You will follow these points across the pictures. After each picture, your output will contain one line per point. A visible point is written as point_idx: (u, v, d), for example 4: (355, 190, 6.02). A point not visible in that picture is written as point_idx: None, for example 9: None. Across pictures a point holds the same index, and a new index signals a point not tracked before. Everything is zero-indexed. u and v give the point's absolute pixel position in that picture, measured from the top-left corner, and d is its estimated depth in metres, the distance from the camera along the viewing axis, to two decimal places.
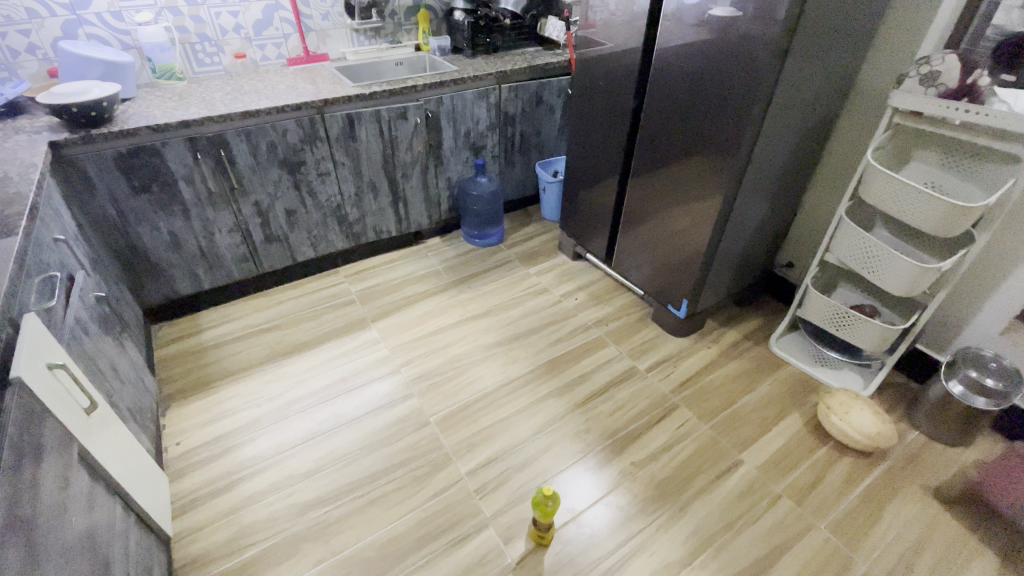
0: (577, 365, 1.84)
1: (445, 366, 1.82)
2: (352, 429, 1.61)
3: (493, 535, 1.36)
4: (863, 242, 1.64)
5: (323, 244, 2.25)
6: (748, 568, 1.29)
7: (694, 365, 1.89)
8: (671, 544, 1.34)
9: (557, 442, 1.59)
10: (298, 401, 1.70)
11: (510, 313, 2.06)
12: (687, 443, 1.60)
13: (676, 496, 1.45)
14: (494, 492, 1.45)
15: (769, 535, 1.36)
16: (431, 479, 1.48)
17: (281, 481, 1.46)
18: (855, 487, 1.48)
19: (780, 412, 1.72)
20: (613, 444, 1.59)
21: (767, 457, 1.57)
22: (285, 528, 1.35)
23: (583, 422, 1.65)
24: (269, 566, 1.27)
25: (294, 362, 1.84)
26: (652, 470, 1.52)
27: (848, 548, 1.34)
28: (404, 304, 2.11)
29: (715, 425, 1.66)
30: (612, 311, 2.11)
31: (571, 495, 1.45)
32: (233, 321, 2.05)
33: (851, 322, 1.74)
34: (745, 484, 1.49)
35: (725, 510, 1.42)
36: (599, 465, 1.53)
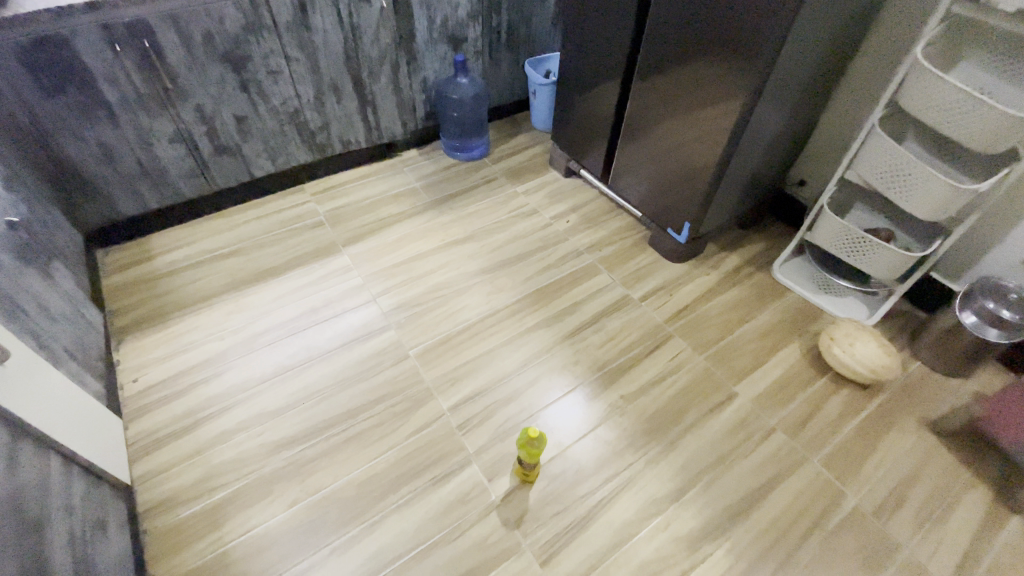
0: (568, 294, 1.70)
1: (425, 295, 1.66)
2: (323, 363, 1.48)
3: (478, 471, 1.29)
4: (897, 157, 1.45)
5: (283, 157, 1.99)
6: (739, 503, 1.26)
7: (693, 292, 1.76)
8: (661, 478, 1.30)
9: (545, 375, 1.48)
10: (264, 333, 1.55)
11: (496, 237, 1.87)
12: (682, 376, 1.51)
13: (666, 430, 1.39)
14: (478, 428, 1.37)
15: (762, 469, 1.32)
16: (412, 416, 1.38)
17: (249, 420, 1.35)
18: (850, 421, 1.44)
19: (778, 343, 1.63)
20: (605, 377, 1.49)
21: (763, 389, 1.50)
22: (257, 468, 1.26)
23: (572, 355, 1.53)
24: (242, 507, 1.19)
25: (258, 290, 1.68)
26: (644, 404, 1.44)
27: (840, 481, 1.31)
28: (378, 226, 1.90)
29: (712, 356, 1.57)
30: (607, 234, 1.93)
31: (559, 430, 1.37)
32: (189, 246, 1.85)
33: (868, 247, 1.60)
34: (740, 418, 1.42)
35: (718, 444, 1.37)
36: (589, 399, 1.44)
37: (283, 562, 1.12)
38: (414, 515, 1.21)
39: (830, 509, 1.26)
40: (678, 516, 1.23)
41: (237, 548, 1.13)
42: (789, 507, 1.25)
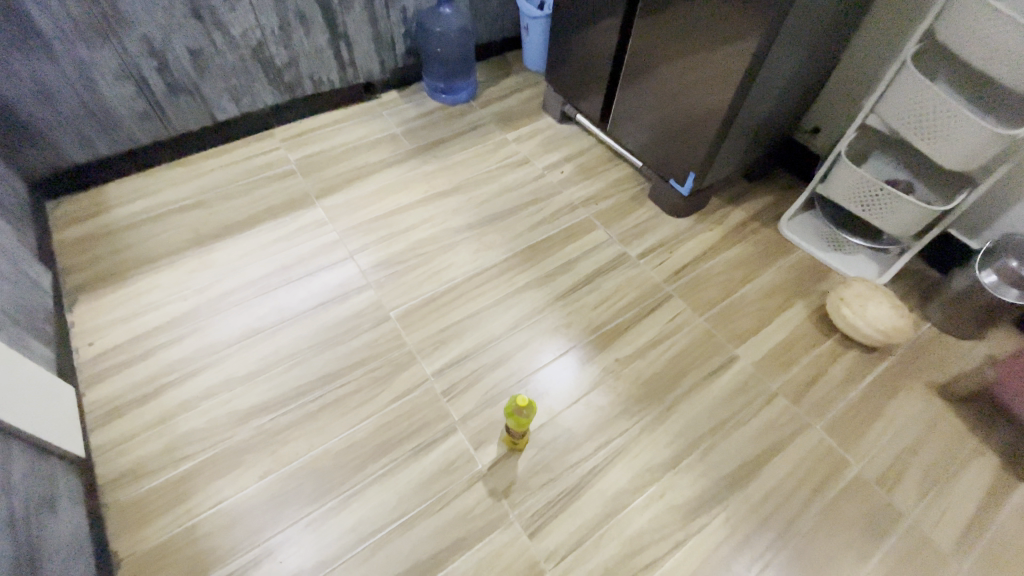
0: (562, 250, 1.57)
1: (407, 251, 1.53)
2: (297, 325, 1.36)
3: (464, 440, 1.20)
4: (928, 96, 1.31)
5: (247, 99, 1.80)
6: (738, 470, 1.19)
7: (695, 248, 1.64)
8: (657, 446, 1.22)
9: (536, 338, 1.38)
10: (232, 293, 1.43)
11: (484, 189, 1.72)
12: (682, 337, 1.41)
13: (664, 395, 1.30)
14: (464, 394, 1.27)
15: (763, 435, 1.25)
16: (393, 381, 1.28)
17: (217, 386, 1.25)
18: (856, 385, 1.37)
19: (784, 303, 1.53)
20: (600, 340, 1.38)
21: (766, 352, 1.41)
22: (225, 437, 1.17)
23: (565, 316, 1.42)
24: (210, 479, 1.11)
25: (225, 246, 1.54)
26: (641, 367, 1.34)
27: (844, 448, 1.25)
28: (356, 176, 1.74)
29: (713, 316, 1.47)
30: (605, 186, 1.78)
31: (550, 395, 1.28)
32: (148, 198, 1.68)
33: (888, 201, 1.48)
34: (742, 382, 1.34)
35: (719, 409, 1.29)
36: (582, 363, 1.34)
37: (256, 536, 1.05)
38: (395, 485, 1.13)
39: (832, 477, 1.20)
40: (674, 484, 1.17)
41: (206, 522, 1.06)
42: (790, 475, 1.20)
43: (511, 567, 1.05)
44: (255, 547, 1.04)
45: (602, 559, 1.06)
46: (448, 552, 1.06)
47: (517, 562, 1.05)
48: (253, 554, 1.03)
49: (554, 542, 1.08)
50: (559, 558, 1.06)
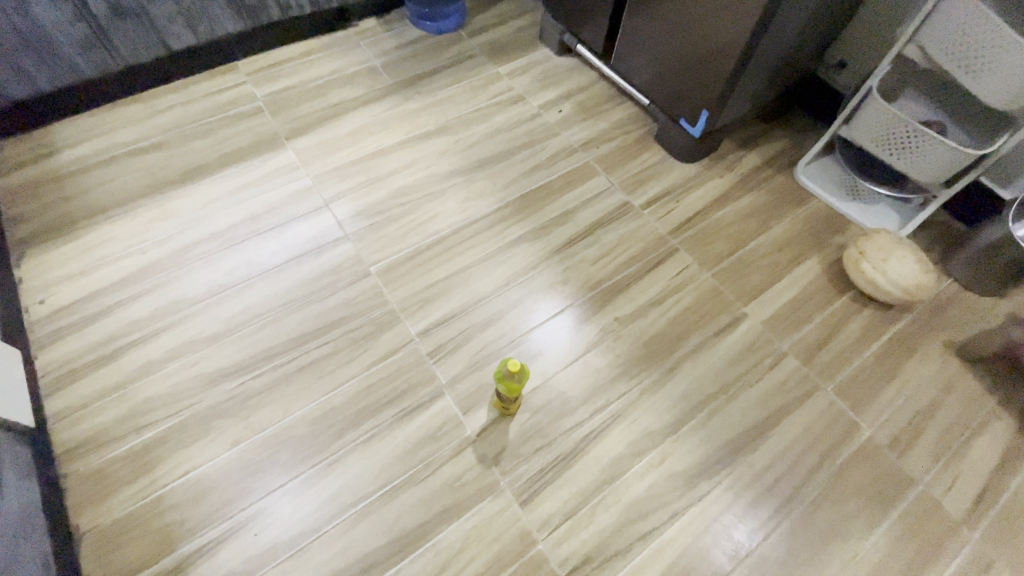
0: (559, 198, 1.42)
1: (389, 199, 1.39)
2: (267, 282, 1.24)
3: (451, 404, 1.11)
4: (977, 16, 1.14)
5: (206, 25, 1.59)
6: (744, 435, 1.12)
7: (704, 197, 1.50)
8: (659, 409, 1.13)
9: (530, 295, 1.26)
10: (195, 246, 1.30)
11: (474, 130, 1.55)
12: (688, 293, 1.29)
13: (668, 354, 1.20)
14: (451, 355, 1.17)
15: (771, 398, 1.17)
16: (375, 342, 1.18)
17: (182, 348, 1.15)
18: (871, 345, 1.28)
19: (797, 257, 1.42)
20: (599, 296, 1.27)
21: (777, 310, 1.31)
22: (192, 403, 1.08)
23: (562, 270, 1.30)
24: (176, 448, 1.03)
25: (187, 194, 1.40)
26: (643, 325, 1.24)
27: (854, 412, 1.18)
28: (331, 115, 1.57)
29: (722, 271, 1.35)
30: (606, 127, 1.62)
31: (545, 356, 1.18)
32: (99, 139, 1.51)
33: (921, 144, 1.34)
34: (751, 341, 1.24)
35: (725, 370, 1.19)
36: (580, 321, 1.23)
37: (228, 507, 0.98)
38: (378, 452, 1.05)
39: (842, 441, 1.14)
40: (676, 450, 1.09)
41: (173, 493, 0.98)
42: (797, 440, 1.13)
43: (500, 537, 0.99)
44: (227, 519, 0.97)
45: (597, 528, 1.00)
46: (434, 522, 0.99)
47: (507, 531, 0.99)
48: (225, 526, 0.96)
49: (547, 510, 1.01)
50: (552, 527, 1.00)
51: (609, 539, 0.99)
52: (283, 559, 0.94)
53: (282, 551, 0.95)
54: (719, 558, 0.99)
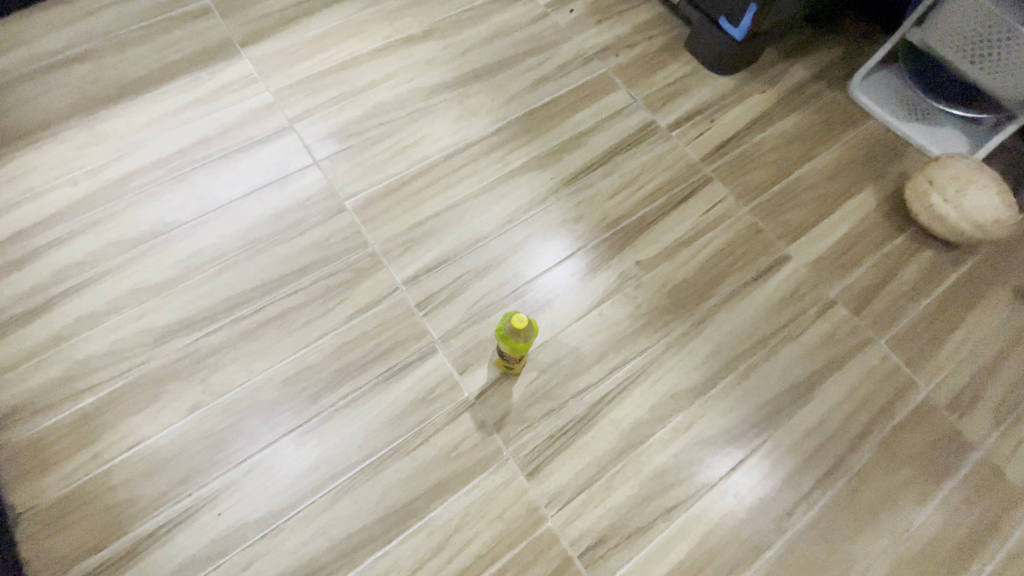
0: (571, 118, 1.19)
1: (367, 119, 1.15)
2: (223, 219, 1.04)
3: (445, 363, 0.94)
4: None
5: None
6: (784, 396, 0.97)
7: (742, 116, 1.26)
8: (687, 367, 0.97)
9: (537, 234, 1.06)
10: (135, 176, 1.08)
11: (468, 34, 1.28)
12: (723, 231, 1.09)
13: (698, 303, 1.02)
14: (445, 306, 0.98)
15: (815, 353, 1.01)
16: (353, 290, 0.98)
17: (125, 298, 0.96)
18: (930, 291, 1.11)
19: (849, 188, 1.21)
20: (619, 235, 1.07)
21: (826, 250, 1.12)
22: (140, 363, 0.91)
23: (575, 204, 1.09)
24: (124, 416, 0.87)
25: (125, 113, 1.16)
26: (670, 269, 1.05)
27: (910, 368, 1.02)
28: (293, 16, 1.29)
29: (763, 205, 1.14)
30: (627, 31, 1.35)
31: (555, 306, 1.00)
32: (15, 48, 1.24)
33: (1013, 50, 1.08)
34: (796, 287, 1.06)
35: (765, 321, 1.02)
36: (596, 264, 1.04)
37: (186, 484, 0.84)
38: (359, 420, 0.89)
39: (894, 402, 0.99)
40: (707, 413, 0.94)
41: (122, 468, 0.84)
42: (845, 402, 0.98)
43: (504, 514, 0.85)
44: (186, 496, 0.83)
45: (615, 503, 0.87)
46: (426, 498, 0.85)
47: (511, 508, 0.85)
48: (184, 505, 0.83)
49: (558, 483, 0.88)
50: (563, 502, 0.86)
51: (628, 515, 0.86)
52: (253, 542, 0.81)
53: (251, 532, 0.81)
54: (753, 534, 0.87)
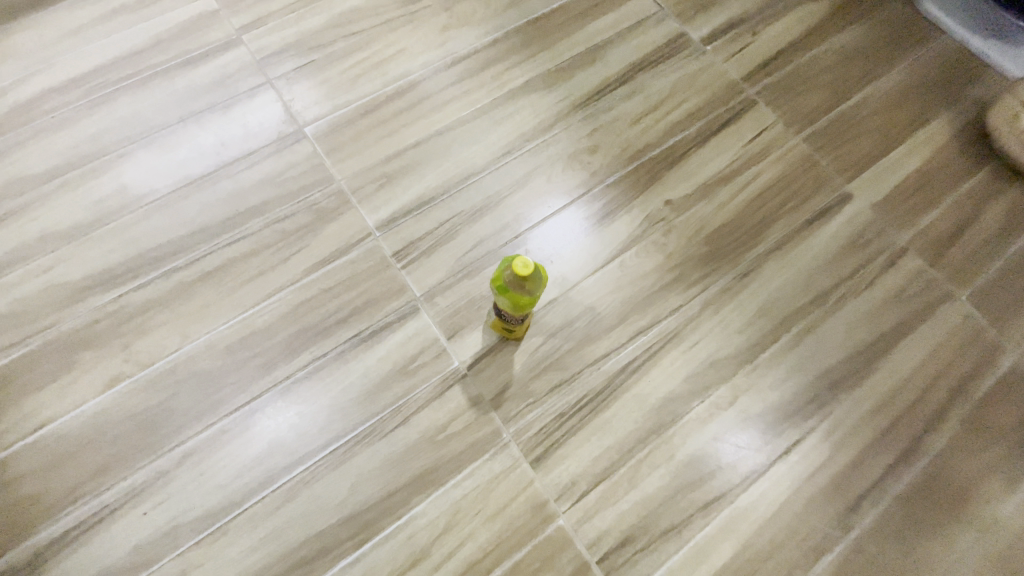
0: (584, 28, 0.97)
1: (332, 29, 0.93)
2: (155, 152, 0.84)
3: (429, 325, 0.75)
4: None
5: None
6: (848, 364, 0.79)
7: (790, 29, 1.04)
8: (730, 330, 0.78)
9: (544, 168, 0.85)
10: (44, 98, 0.87)
11: None
12: (770, 166, 0.90)
13: (742, 252, 0.83)
14: (429, 255, 0.78)
15: (884, 312, 0.83)
16: (315, 236, 0.79)
17: (31, 246, 0.77)
18: (1019, 237, 0.91)
19: (919, 114, 0.99)
20: (644, 169, 0.87)
21: (895, 188, 0.92)
22: (49, 326, 0.73)
23: (590, 132, 0.88)
24: (28, 391, 0.70)
25: (28, 17, 0.92)
26: (707, 211, 0.85)
27: (996, 329, 0.84)
28: None
29: (817, 135, 0.94)
30: None
31: (566, 256, 0.81)
32: None
33: None
34: (858, 233, 0.87)
35: (823, 274, 0.83)
36: (615, 205, 0.84)
37: (104, 475, 0.67)
38: (322, 396, 0.71)
39: (979, 371, 0.81)
40: (753, 385, 0.76)
41: (25, 456, 0.67)
42: (920, 370, 0.80)
43: (503, 511, 0.68)
44: (105, 490, 0.66)
45: (642, 496, 0.70)
46: (407, 492, 0.68)
47: (512, 503, 0.68)
48: (102, 501, 0.66)
49: (570, 472, 0.70)
50: (577, 496, 0.69)
51: (658, 511, 0.69)
52: (189, 547, 0.64)
53: (186, 535, 0.65)
54: (813, 532, 0.70)
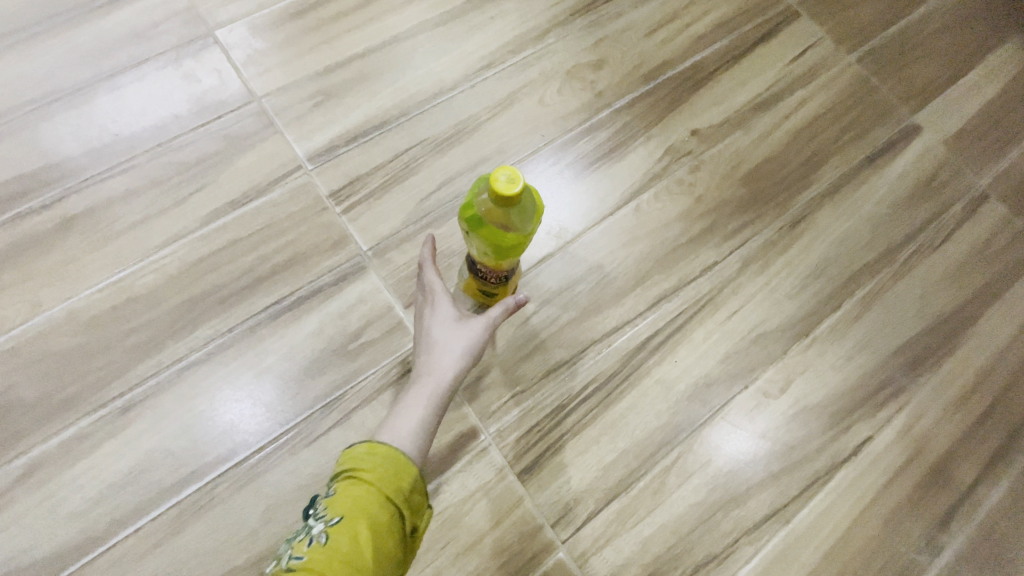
0: None
1: None
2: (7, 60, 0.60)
3: (380, 289, 0.55)
4: None
5: None
6: (928, 338, 0.61)
7: None
8: (777, 295, 0.60)
9: (534, 86, 0.65)
10: None
11: None
12: (821, 90, 0.71)
13: (788, 196, 0.64)
14: (381, 196, 0.58)
15: (967, 271, 0.64)
16: (225, 171, 0.58)
17: None
18: None
19: (1003, 20, 0.79)
20: (663, 91, 0.67)
21: (980, 113, 0.72)
22: None
23: (593, 43, 0.68)
24: None
25: None
26: (743, 144, 0.66)
27: None
28: None
29: (878, 52, 0.74)
30: None
31: (563, 199, 0.61)
32: None
33: None
34: (931, 173, 0.68)
35: (890, 223, 0.65)
36: (627, 135, 0.65)
37: None
38: (228, 388, 0.51)
39: None
40: (810, 366, 0.58)
41: None
42: (1017, 344, 0.61)
43: (481, 542, 0.49)
44: None
45: (670, 517, 0.52)
46: None
47: (494, 531, 0.50)
48: None
49: (573, 486, 0.52)
50: (581, 518, 0.51)
51: (692, 536, 0.51)
52: None
53: None
54: (894, 560, 0.53)
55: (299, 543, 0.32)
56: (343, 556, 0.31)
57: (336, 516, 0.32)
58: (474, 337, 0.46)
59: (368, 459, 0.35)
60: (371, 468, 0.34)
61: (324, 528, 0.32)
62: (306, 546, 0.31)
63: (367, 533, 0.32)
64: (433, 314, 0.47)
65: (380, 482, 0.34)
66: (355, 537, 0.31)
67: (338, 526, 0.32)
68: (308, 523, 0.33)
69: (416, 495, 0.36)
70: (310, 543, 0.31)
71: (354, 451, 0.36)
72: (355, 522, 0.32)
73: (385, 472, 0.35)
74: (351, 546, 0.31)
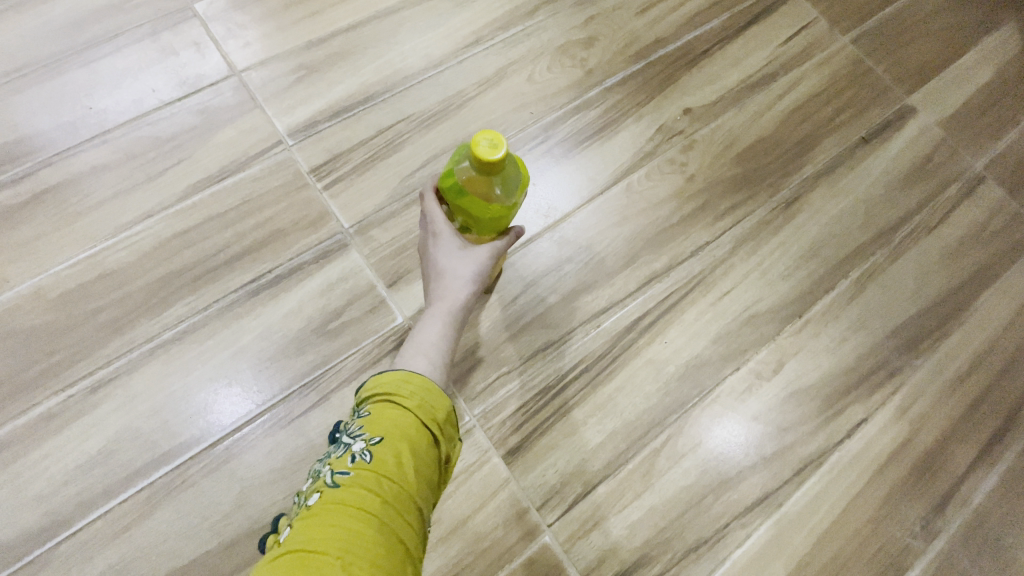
0: None
1: None
2: None
3: (362, 268, 0.54)
4: None
5: None
6: (923, 321, 0.60)
7: None
8: (770, 275, 0.59)
9: (523, 63, 0.63)
10: None
11: None
12: (816, 70, 0.69)
13: (782, 176, 0.63)
14: (365, 172, 0.57)
15: (963, 254, 0.63)
16: (203, 145, 0.56)
17: None
18: None
19: (999, 2, 0.78)
20: (654, 69, 0.66)
21: (975, 96, 0.71)
22: None
23: (584, 20, 0.67)
24: None
25: None
26: (736, 123, 0.65)
27: None
28: None
29: (874, 33, 0.73)
30: None
31: (552, 178, 0.60)
32: None
33: None
34: (927, 154, 0.67)
35: (884, 205, 0.64)
36: (618, 113, 0.63)
37: None
38: (203, 367, 0.49)
39: None
40: (803, 348, 0.57)
41: None
42: (1013, 327, 0.60)
43: (465, 526, 0.48)
44: None
45: (659, 500, 0.50)
46: None
47: (478, 514, 0.48)
48: None
49: (560, 469, 0.50)
50: (568, 502, 0.50)
51: (682, 520, 0.50)
52: None
53: None
54: (889, 544, 0.52)
55: (337, 461, 0.29)
56: (389, 475, 0.28)
57: (376, 437, 0.29)
58: (482, 261, 0.45)
59: (406, 384, 0.32)
60: (411, 394, 0.32)
61: (364, 447, 0.29)
62: (348, 464, 0.28)
63: (410, 457, 0.29)
64: (438, 244, 0.44)
65: (419, 408, 0.31)
66: (399, 459, 0.29)
67: (381, 446, 0.29)
68: (341, 442, 0.31)
69: (452, 425, 0.33)
70: (351, 461, 0.29)
71: (390, 375, 0.33)
72: (398, 444, 0.29)
73: (424, 399, 0.32)
74: (396, 467, 0.28)
